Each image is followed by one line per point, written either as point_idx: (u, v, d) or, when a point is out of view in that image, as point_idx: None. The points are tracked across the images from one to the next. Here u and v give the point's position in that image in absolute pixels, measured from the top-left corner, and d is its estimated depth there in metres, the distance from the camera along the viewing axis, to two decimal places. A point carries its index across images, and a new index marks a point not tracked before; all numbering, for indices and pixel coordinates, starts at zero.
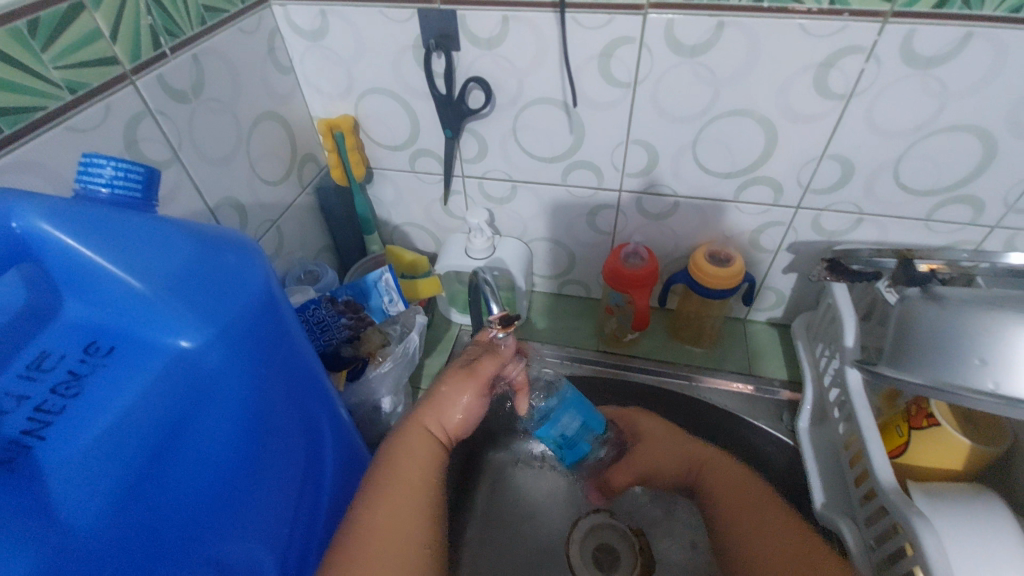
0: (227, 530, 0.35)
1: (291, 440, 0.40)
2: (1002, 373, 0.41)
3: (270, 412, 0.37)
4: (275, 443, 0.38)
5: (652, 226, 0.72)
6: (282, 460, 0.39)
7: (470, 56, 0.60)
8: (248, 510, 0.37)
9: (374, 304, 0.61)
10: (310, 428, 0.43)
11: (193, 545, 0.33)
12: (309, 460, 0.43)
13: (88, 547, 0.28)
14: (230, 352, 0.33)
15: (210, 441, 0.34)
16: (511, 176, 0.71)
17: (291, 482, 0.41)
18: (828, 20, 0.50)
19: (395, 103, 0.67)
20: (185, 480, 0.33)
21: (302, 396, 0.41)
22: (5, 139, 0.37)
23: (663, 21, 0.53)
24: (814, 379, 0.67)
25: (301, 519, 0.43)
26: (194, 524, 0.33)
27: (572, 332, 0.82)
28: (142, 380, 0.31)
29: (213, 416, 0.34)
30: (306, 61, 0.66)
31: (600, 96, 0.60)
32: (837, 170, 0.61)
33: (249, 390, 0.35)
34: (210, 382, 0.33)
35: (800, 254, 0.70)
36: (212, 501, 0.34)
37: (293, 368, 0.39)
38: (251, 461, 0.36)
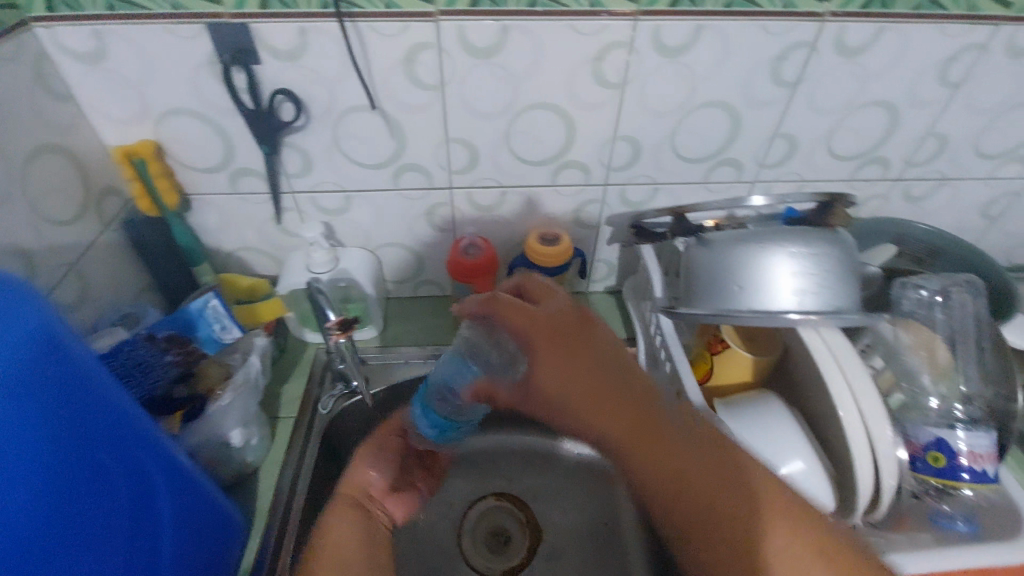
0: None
1: (110, 475, 0.40)
2: (763, 296, 0.52)
3: (78, 447, 0.37)
4: (92, 480, 0.38)
5: (487, 217, 0.76)
6: (102, 497, 0.39)
7: (273, 69, 0.59)
8: (72, 557, 0.36)
9: (204, 334, 0.57)
10: (134, 471, 0.43)
11: None
12: (135, 495, 0.43)
13: None
14: (18, 390, 0.33)
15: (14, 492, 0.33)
16: (341, 186, 0.71)
17: (118, 521, 0.40)
18: (591, 19, 0.58)
19: (201, 123, 0.64)
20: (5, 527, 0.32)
21: (117, 432, 0.41)
22: None
23: (454, 26, 0.57)
24: (644, 331, 0.77)
25: (137, 554, 0.42)
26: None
27: (431, 330, 0.83)
28: None
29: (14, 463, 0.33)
30: (86, 86, 0.60)
31: (412, 99, 0.63)
32: (629, 149, 0.70)
33: (49, 426, 0.35)
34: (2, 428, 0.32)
35: (617, 226, 0.79)
36: (29, 552, 0.33)
37: (100, 406, 0.40)
38: (63, 509, 0.36)
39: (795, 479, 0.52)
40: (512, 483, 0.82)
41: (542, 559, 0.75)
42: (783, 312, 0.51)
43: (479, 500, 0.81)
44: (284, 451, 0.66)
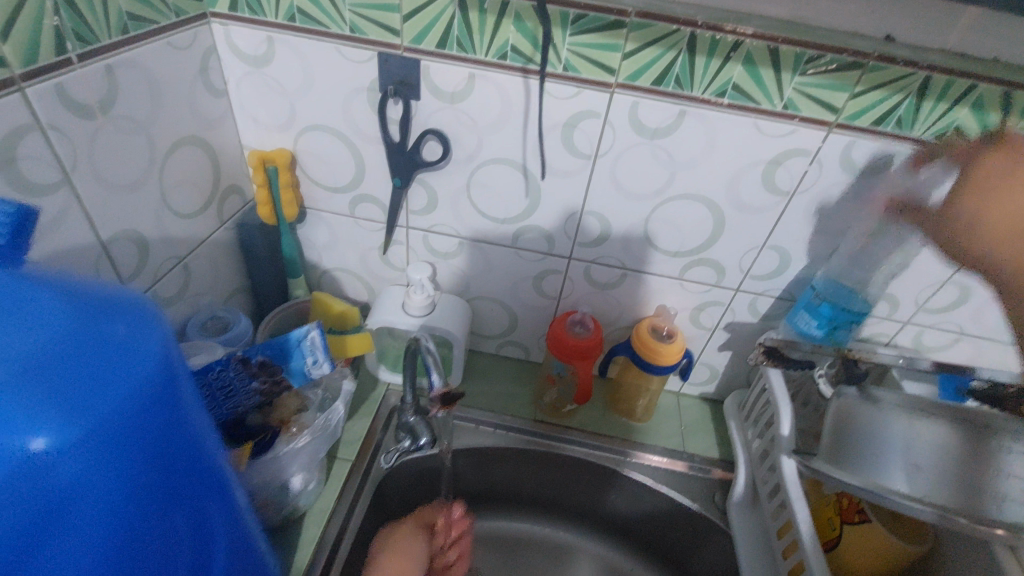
0: None
1: (180, 547, 0.34)
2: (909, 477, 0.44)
3: (155, 516, 0.32)
4: (158, 554, 0.32)
5: (599, 295, 0.71)
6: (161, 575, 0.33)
7: (428, 107, 0.57)
8: None
9: (294, 366, 0.53)
10: (205, 540, 0.37)
11: None
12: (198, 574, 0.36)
13: None
14: (101, 444, 0.28)
15: (69, 561, 0.28)
16: (458, 232, 0.67)
17: None
18: (780, 122, 0.53)
19: (340, 143, 0.62)
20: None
21: (195, 501, 0.35)
22: None
23: (629, 100, 0.53)
24: (747, 461, 0.68)
25: None
26: None
27: (507, 398, 0.76)
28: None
29: (77, 528, 0.28)
30: (242, 87, 0.59)
31: (561, 164, 0.59)
32: (776, 260, 0.63)
33: (127, 488, 0.29)
34: (73, 485, 0.27)
35: (736, 334, 0.71)
36: None
37: (182, 469, 0.33)
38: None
39: None
40: None
41: None
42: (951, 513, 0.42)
43: None
44: (335, 499, 0.61)
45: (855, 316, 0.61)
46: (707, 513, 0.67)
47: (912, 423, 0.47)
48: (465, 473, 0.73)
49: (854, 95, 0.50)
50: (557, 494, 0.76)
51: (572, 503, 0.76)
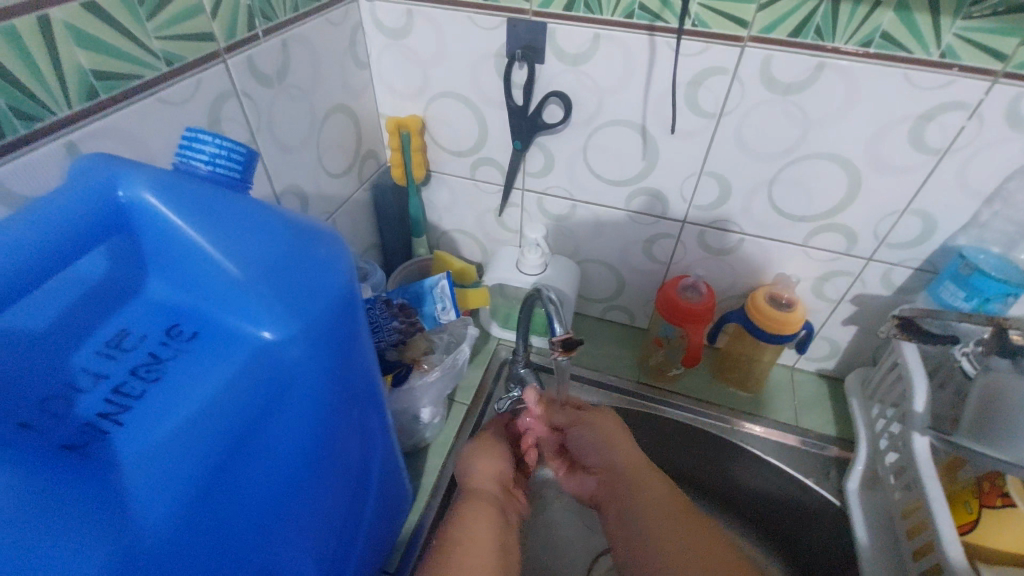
0: (283, 532, 0.34)
1: (350, 449, 0.38)
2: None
3: (339, 419, 0.35)
4: (336, 453, 0.36)
5: (713, 261, 0.70)
6: (336, 471, 0.37)
7: (552, 71, 0.59)
8: (299, 520, 0.35)
9: (426, 310, 0.60)
10: (365, 447, 0.41)
11: (249, 551, 0.31)
12: (358, 474, 0.41)
13: (158, 541, 0.26)
14: (313, 350, 0.30)
15: (278, 445, 0.31)
16: (572, 194, 0.69)
17: (339, 494, 0.38)
18: (936, 72, 0.48)
19: (466, 109, 0.65)
20: (238, 505, 0.30)
21: (363, 414, 0.38)
22: (102, 104, 0.37)
23: (761, 54, 0.52)
24: (868, 440, 0.65)
25: (349, 520, 0.42)
26: (255, 527, 0.31)
27: (612, 359, 0.78)
28: (223, 372, 0.29)
29: (287, 418, 0.31)
30: (383, 58, 0.65)
31: (682, 124, 0.59)
32: (919, 227, 0.58)
33: (326, 393, 0.32)
34: (288, 379, 0.30)
35: (864, 307, 0.67)
36: (272, 505, 0.32)
37: (358, 384, 0.36)
38: (306, 474, 0.34)
39: None
40: None
41: None
42: None
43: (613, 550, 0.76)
44: (455, 435, 0.67)
45: (1009, 287, 0.54)
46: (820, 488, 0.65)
47: None
48: None
49: None
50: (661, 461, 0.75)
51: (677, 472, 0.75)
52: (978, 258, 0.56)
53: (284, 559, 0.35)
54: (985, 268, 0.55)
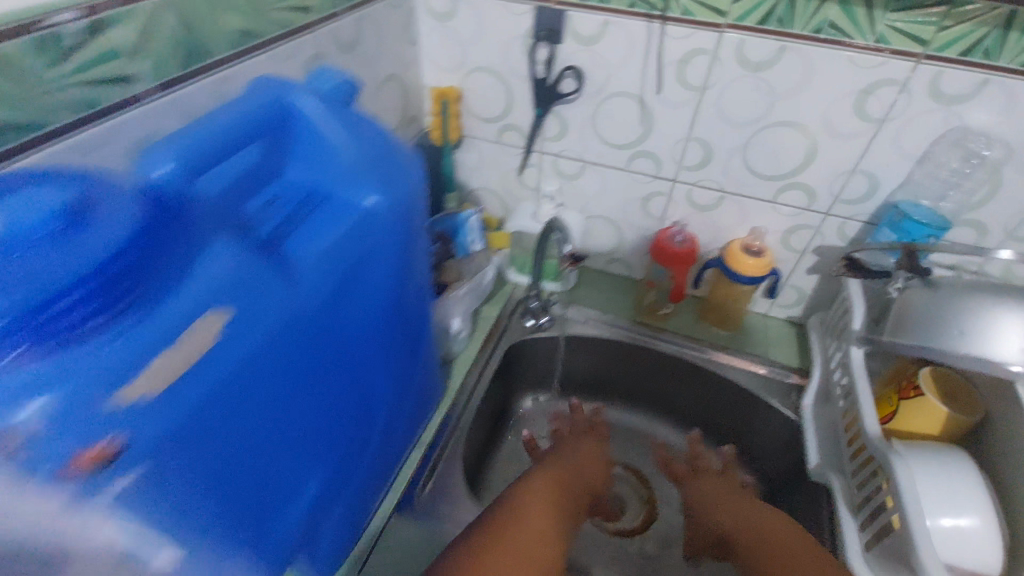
0: (361, 362, 0.46)
1: (403, 317, 0.50)
2: (967, 340, 0.52)
3: (401, 286, 0.47)
4: (396, 313, 0.48)
5: (699, 217, 0.83)
6: (394, 329, 0.49)
7: (569, 49, 0.72)
8: (370, 358, 0.47)
9: (461, 240, 0.74)
10: (413, 323, 0.53)
11: (342, 366, 0.43)
12: (407, 344, 0.53)
13: (301, 326, 0.37)
14: (396, 220, 0.43)
15: (368, 289, 0.43)
16: (582, 156, 0.82)
17: (394, 350, 0.51)
18: (872, 54, 0.61)
19: (497, 81, 0.79)
20: (339, 329, 0.41)
21: (413, 292, 0.51)
22: (263, 43, 0.51)
23: (736, 39, 0.65)
24: (822, 365, 0.78)
25: (399, 381, 0.54)
26: (347, 349, 0.43)
27: (612, 301, 0.92)
28: (342, 225, 0.40)
29: (376, 271, 0.43)
30: (430, 37, 0.79)
31: (673, 96, 0.72)
32: (865, 185, 0.71)
33: (397, 258, 0.45)
34: (380, 238, 0.42)
35: (822, 257, 0.80)
36: (359, 336, 0.44)
37: (414, 265, 0.49)
38: (378, 321, 0.46)
39: (963, 529, 0.51)
40: (638, 459, 0.89)
41: (652, 536, 0.81)
42: (1005, 362, 0.51)
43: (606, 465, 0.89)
44: (477, 351, 0.80)
45: (932, 229, 0.67)
46: (781, 406, 0.78)
47: (967, 301, 0.54)
48: (572, 358, 0.89)
49: (940, 28, 0.58)
50: (648, 388, 0.90)
51: (661, 397, 0.89)
52: (907, 207, 0.69)
53: (360, 387, 0.46)
54: (913, 215, 0.68)
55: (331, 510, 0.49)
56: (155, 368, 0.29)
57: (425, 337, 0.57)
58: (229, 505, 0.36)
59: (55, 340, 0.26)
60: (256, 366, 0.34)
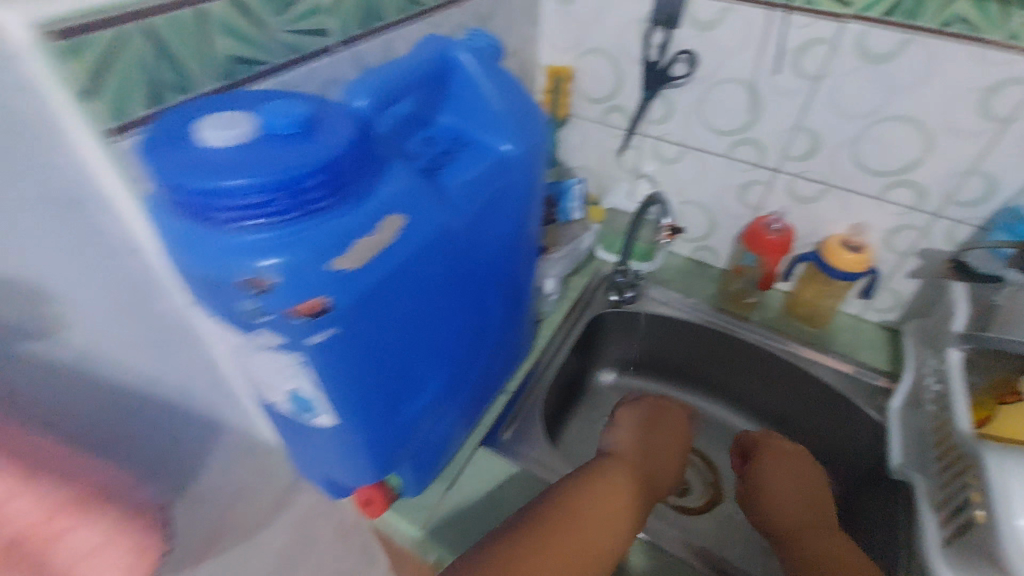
0: (482, 290, 0.51)
1: (516, 260, 0.56)
2: None
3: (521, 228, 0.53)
4: (512, 253, 0.54)
5: (797, 209, 0.83)
6: (509, 268, 0.55)
7: (685, 34, 0.75)
8: (488, 289, 0.52)
9: (564, 207, 0.80)
10: (521, 268, 0.59)
11: (469, 289, 0.49)
12: (515, 286, 0.58)
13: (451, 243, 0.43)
14: (527, 166, 0.49)
15: (497, 225, 0.49)
16: (684, 140, 0.84)
17: (506, 288, 0.56)
18: (1005, 50, 0.60)
19: (609, 63, 0.83)
20: (474, 254, 0.47)
21: (527, 238, 0.56)
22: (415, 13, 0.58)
23: (859, 29, 0.65)
24: (914, 369, 0.76)
25: (504, 321, 0.60)
26: (475, 275, 0.49)
27: (697, 288, 0.93)
28: (486, 164, 0.46)
29: (505, 209, 0.49)
30: (551, 18, 0.84)
31: (785, 84, 0.73)
32: (983, 187, 0.69)
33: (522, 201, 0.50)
34: (513, 180, 0.48)
35: (927, 260, 0.78)
36: (485, 266, 0.50)
37: (532, 212, 0.54)
38: (500, 256, 0.51)
39: None
40: (708, 443, 0.90)
41: (717, 515, 0.82)
42: None
43: None
44: (562, 316, 0.84)
45: None
46: (865, 406, 0.77)
47: None
48: (653, 336, 0.92)
49: None
50: (725, 376, 0.91)
51: (738, 386, 0.91)
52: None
53: (477, 312, 0.52)
54: None
55: (433, 425, 0.55)
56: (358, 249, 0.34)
57: (525, 290, 0.62)
58: (369, 390, 0.42)
59: (296, 215, 0.32)
60: (417, 267, 0.40)
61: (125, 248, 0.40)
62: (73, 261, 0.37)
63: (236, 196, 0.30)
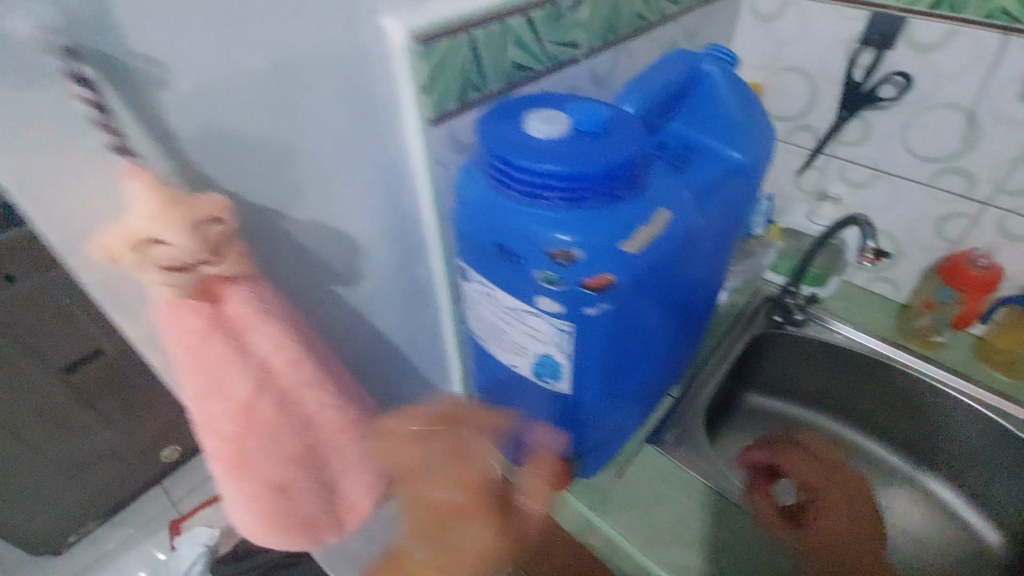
0: (693, 290, 0.53)
1: (719, 265, 0.58)
2: None
3: (732, 234, 0.55)
4: (720, 257, 0.56)
5: (1007, 247, 0.76)
6: (713, 271, 0.56)
7: (898, 56, 0.73)
8: (698, 289, 0.54)
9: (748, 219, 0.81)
10: (719, 275, 0.60)
11: (687, 285, 0.51)
12: (710, 292, 0.60)
13: (696, 237, 0.45)
14: (754, 172, 0.51)
15: (722, 227, 0.51)
16: (879, 165, 0.81)
17: (705, 291, 0.58)
18: None
19: (805, 82, 0.82)
20: (702, 252, 0.49)
21: (730, 245, 0.58)
22: (647, 26, 0.62)
23: None
24: None
25: (693, 324, 0.61)
26: (694, 274, 0.51)
27: (871, 319, 0.88)
28: (724, 168, 0.49)
29: (731, 213, 0.51)
30: (748, 36, 0.85)
31: (1013, 112, 0.68)
32: None
33: (743, 207, 0.52)
34: (741, 185, 0.50)
35: None
36: (704, 266, 0.52)
37: (744, 220, 0.56)
38: (713, 259, 0.54)
39: None
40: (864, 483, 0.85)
41: None
42: None
43: None
44: (723, 330, 0.84)
45: None
46: None
47: None
48: (816, 364, 0.87)
49: None
50: (896, 418, 0.85)
51: (910, 429, 0.84)
52: None
53: (683, 310, 0.54)
54: None
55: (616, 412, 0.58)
56: (642, 232, 0.38)
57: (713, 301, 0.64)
58: (607, 372, 0.46)
59: (601, 202, 0.37)
60: (670, 256, 0.43)
61: (406, 216, 0.48)
62: (376, 223, 0.46)
63: (559, 181, 0.36)
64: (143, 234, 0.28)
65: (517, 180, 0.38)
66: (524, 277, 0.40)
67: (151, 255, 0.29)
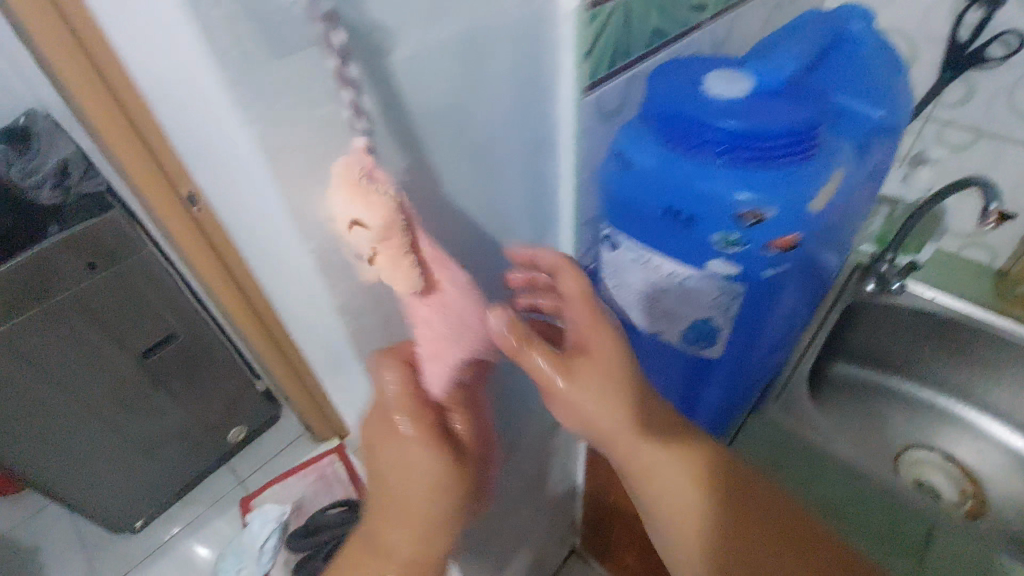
0: (829, 240, 0.56)
1: (855, 217, 0.60)
2: None
3: (867, 187, 0.57)
4: (857, 210, 0.58)
5: None
6: (849, 225, 0.59)
7: (1011, 13, 0.70)
8: (833, 241, 0.57)
9: None
10: (848, 230, 0.62)
11: (828, 236, 0.54)
12: (839, 247, 0.62)
13: (843, 189, 0.49)
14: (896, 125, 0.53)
15: (865, 180, 0.53)
16: (981, 127, 0.79)
17: (838, 244, 0.60)
18: None
19: (903, 43, 0.80)
20: (845, 204, 0.52)
21: (867, 199, 0.60)
22: None
23: None
24: None
25: (819, 277, 0.64)
26: (835, 225, 0.54)
27: (967, 286, 0.87)
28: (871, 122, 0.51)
29: (872, 165, 0.53)
30: None
31: None
32: None
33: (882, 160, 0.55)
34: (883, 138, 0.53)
35: None
36: (841, 218, 0.55)
37: (879, 174, 0.58)
38: (850, 213, 0.56)
39: None
40: (960, 450, 0.85)
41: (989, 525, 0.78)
42: None
43: (922, 447, 0.87)
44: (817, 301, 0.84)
45: None
46: None
47: None
48: (909, 334, 0.86)
49: None
50: (995, 387, 0.84)
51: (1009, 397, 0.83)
52: None
53: (817, 261, 0.58)
54: None
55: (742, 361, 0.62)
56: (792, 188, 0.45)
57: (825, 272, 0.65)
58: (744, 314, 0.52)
59: (775, 157, 0.43)
60: (817, 208, 0.47)
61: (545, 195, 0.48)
62: (523, 201, 0.46)
63: (741, 139, 0.43)
64: (378, 212, 0.29)
65: (707, 148, 0.45)
66: (705, 239, 0.48)
67: (378, 228, 0.29)
